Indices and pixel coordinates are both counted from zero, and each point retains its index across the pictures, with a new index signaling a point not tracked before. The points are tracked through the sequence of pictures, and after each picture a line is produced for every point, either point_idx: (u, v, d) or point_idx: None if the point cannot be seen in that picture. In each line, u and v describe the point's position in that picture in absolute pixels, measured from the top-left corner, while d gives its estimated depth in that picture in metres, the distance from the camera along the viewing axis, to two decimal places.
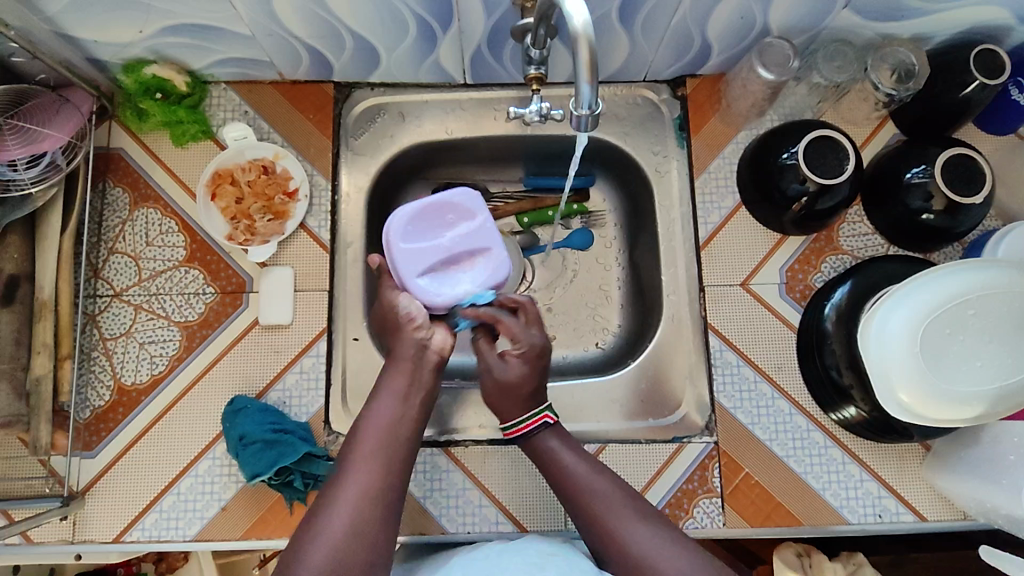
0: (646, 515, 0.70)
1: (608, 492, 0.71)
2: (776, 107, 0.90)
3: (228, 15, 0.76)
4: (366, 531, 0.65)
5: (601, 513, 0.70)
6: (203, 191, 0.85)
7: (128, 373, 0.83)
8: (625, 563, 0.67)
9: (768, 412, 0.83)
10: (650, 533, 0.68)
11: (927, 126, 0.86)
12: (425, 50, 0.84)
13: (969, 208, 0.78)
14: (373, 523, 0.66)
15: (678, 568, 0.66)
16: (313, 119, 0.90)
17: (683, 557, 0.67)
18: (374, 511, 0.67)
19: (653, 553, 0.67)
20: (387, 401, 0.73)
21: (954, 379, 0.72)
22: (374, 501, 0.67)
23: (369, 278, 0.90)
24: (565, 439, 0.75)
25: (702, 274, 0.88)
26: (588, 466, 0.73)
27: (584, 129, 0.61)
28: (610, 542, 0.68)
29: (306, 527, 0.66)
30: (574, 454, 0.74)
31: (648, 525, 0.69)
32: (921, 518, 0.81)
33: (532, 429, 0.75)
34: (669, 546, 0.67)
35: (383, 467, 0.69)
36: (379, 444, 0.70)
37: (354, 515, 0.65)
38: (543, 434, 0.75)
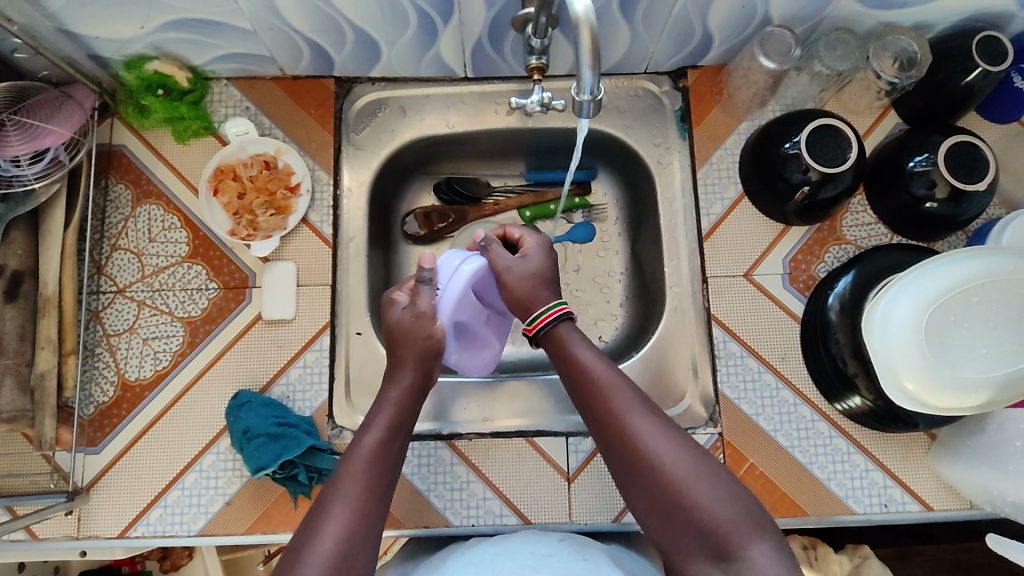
0: (665, 421, 0.63)
1: (624, 392, 0.64)
2: (778, 98, 0.90)
3: (229, 9, 0.76)
4: (361, 545, 0.58)
5: (615, 417, 0.63)
6: (205, 187, 0.85)
7: (131, 369, 0.83)
8: (642, 472, 0.60)
9: (772, 403, 0.83)
10: (670, 439, 0.61)
11: (930, 113, 0.85)
12: (426, 43, 0.84)
13: (972, 195, 0.78)
14: (368, 543, 0.59)
15: (701, 480, 0.59)
16: (314, 114, 0.91)
17: (706, 469, 0.60)
18: (370, 534, 0.59)
19: (673, 462, 0.60)
20: (381, 418, 0.68)
21: (959, 367, 0.72)
22: (368, 518, 0.60)
23: (371, 271, 0.90)
24: (579, 331, 0.70)
25: (704, 265, 0.87)
26: (603, 366, 0.66)
27: (586, 114, 0.61)
28: (626, 450, 0.61)
29: (290, 549, 0.58)
30: (584, 344, 0.68)
31: (668, 430, 0.62)
32: (928, 508, 0.80)
33: (552, 319, 0.69)
34: (691, 455, 0.60)
35: (376, 485, 0.62)
36: (371, 460, 0.64)
37: (346, 528, 0.58)
38: (561, 327, 0.70)
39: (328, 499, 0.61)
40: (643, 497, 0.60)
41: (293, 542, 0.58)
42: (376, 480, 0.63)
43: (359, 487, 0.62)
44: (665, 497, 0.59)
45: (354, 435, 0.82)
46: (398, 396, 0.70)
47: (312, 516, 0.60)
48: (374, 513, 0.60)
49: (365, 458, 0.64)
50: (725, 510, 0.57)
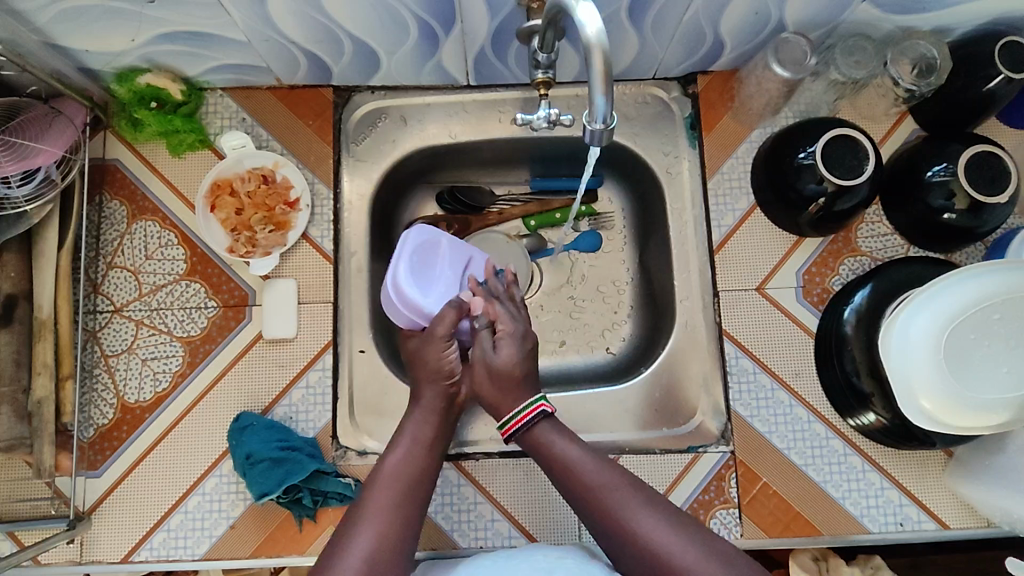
0: (654, 503, 0.68)
1: (613, 482, 0.69)
2: (791, 104, 0.87)
3: (223, 21, 0.73)
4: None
5: (608, 510, 0.67)
6: (202, 203, 0.83)
7: (131, 391, 0.81)
8: (639, 555, 0.66)
9: (786, 420, 0.81)
10: (664, 524, 0.66)
11: (949, 122, 0.83)
12: (427, 52, 0.81)
13: (992, 207, 0.76)
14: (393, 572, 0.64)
15: (698, 557, 0.64)
16: (313, 125, 0.88)
17: (701, 546, 0.65)
18: (394, 557, 0.65)
19: (669, 544, 0.65)
20: (405, 443, 0.73)
21: (979, 387, 0.70)
22: (392, 545, 0.65)
23: (374, 287, 0.88)
24: (559, 428, 0.73)
25: (716, 278, 0.85)
26: (591, 457, 0.71)
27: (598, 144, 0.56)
28: (621, 541, 0.66)
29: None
30: (568, 444, 0.71)
31: (660, 517, 0.67)
32: (943, 526, 0.79)
33: (530, 418, 0.72)
34: (684, 536, 0.66)
35: (400, 512, 0.68)
36: (394, 489, 0.69)
37: (370, 558, 0.64)
38: (542, 423, 0.73)
39: (353, 527, 0.66)
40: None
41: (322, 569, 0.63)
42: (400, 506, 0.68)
43: (380, 516, 0.67)
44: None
45: (359, 455, 0.80)
46: (421, 418, 0.75)
47: (338, 543, 0.65)
48: (397, 540, 0.66)
49: (389, 487, 0.69)
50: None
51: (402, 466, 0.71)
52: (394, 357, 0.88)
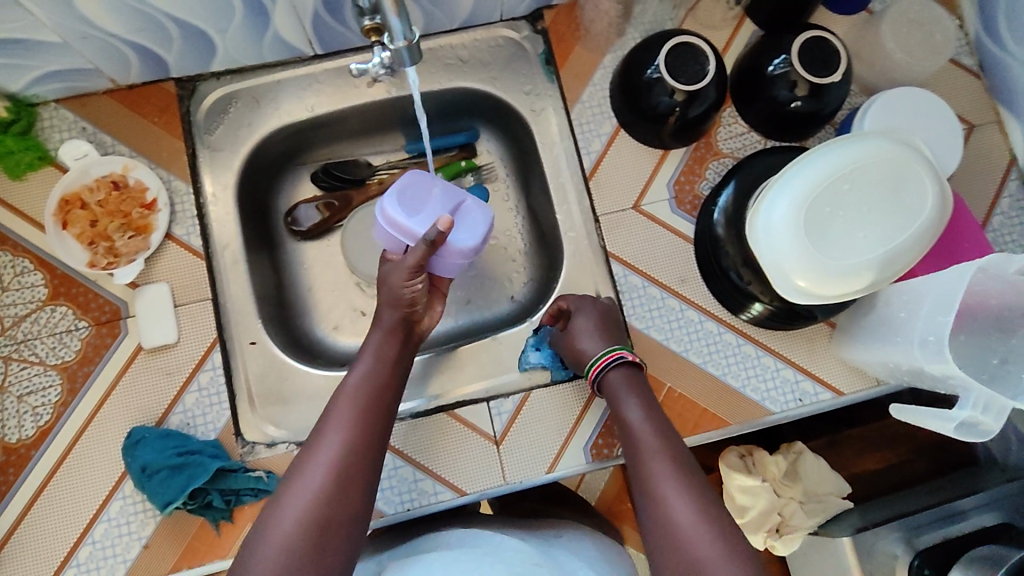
0: (698, 484, 0.64)
1: (662, 448, 0.66)
2: (636, 24, 0.88)
3: (27, 22, 0.69)
4: (339, 508, 0.60)
5: (648, 470, 0.65)
6: (52, 222, 0.79)
7: (11, 431, 0.77)
8: (659, 529, 0.62)
9: (679, 324, 0.83)
10: (699, 503, 0.62)
11: (783, 14, 0.86)
12: (259, 25, 0.78)
13: (830, 89, 0.80)
14: (357, 489, 0.62)
15: (716, 548, 0.59)
16: (159, 122, 0.84)
17: (724, 538, 0.59)
18: (354, 481, 0.62)
19: (689, 527, 0.60)
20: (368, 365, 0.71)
21: (842, 255, 0.74)
22: (354, 469, 0.62)
23: (255, 277, 0.85)
24: (636, 391, 0.72)
25: (594, 204, 0.86)
26: (652, 429, 0.68)
27: (413, 61, 0.66)
28: (650, 506, 0.63)
29: (271, 505, 0.61)
30: (642, 408, 0.70)
31: (694, 496, 0.62)
32: (838, 393, 0.82)
33: (609, 363, 0.74)
34: (715, 522, 0.60)
35: (363, 428, 0.65)
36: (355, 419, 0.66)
37: (326, 483, 0.61)
38: (617, 377, 0.74)
39: (314, 449, 0.64)
40: (662, 554, 0.61)
41: (275, 494, 0.62)
42: (363, 426, 0.65)
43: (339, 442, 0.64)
44: (678, 553, 0.59)
45: (268, 447, 0.78)
46: (381, 340, 0.74)
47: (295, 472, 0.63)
48: (357, 464, 0.63)
49: (351, 412, 0.66)
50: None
51: (363, 388, 0.69)
52: (290, 344, 0.86)
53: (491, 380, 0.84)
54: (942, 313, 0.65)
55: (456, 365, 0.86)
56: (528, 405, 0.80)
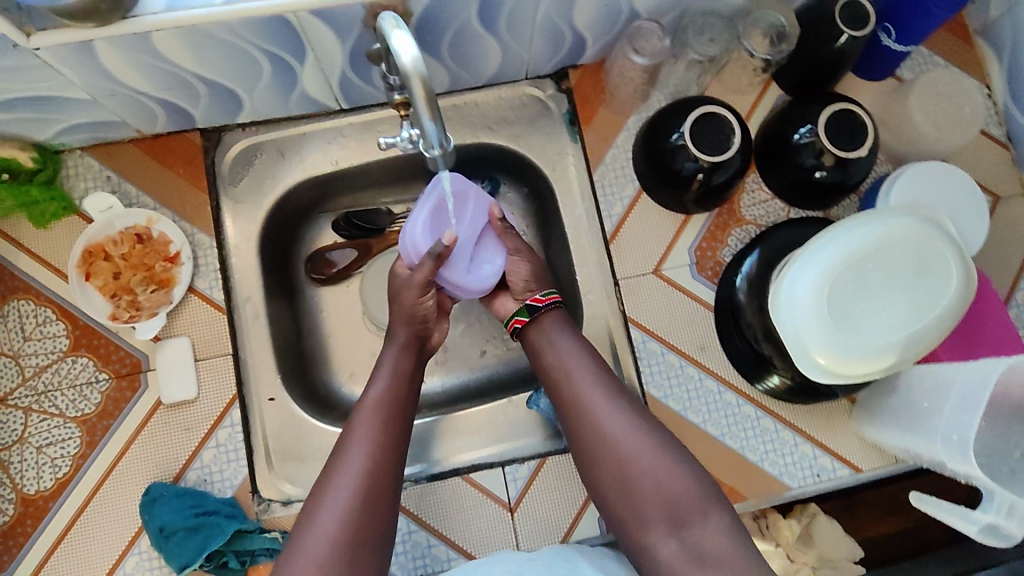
0: (618, 394, 0.73)
1: (581, 369, 0.74)
2: (661, 87, 0.88)
3: (58, 82, 0.68)
4: (374, 511, 0.66)
5: (576, 396, 0.73)
6: (75, 273, 0.79)
7: (29, 482, 0.77)
8: (602, 445, 0.71)
9: (698, 394, 0.84)
10: (623, 414, 0.71)
11: (812, 81, 0.85)
12: (287, 84, 0.78)
13: (857, 161, 0.79)
14: (387, 483, 0.68)
15: (651, 452, 0.69)
16: (184, 174, 0.84)
17: (657, 438, 0.70)
18: (383, 488, 0.68)
19: (627, 437, 0.70)
20: (383, 384, 0.75)
21: (865, 335, 0.74)
22: (383, 478, 0.68)
23: (275, 331, 0.86)
24: (562, 325, 0.78)
25: (614, 268, 0.86)
26: (575, 354, 0.75)
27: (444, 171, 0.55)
28: (585, 426, 0.72)
29: (305, 515, 0.66)
30: (564, 336, 0.77)
31: (622, 409, 0.72)
32: (856, 470, 0.82)
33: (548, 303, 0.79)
34: (640, 426, 0.71)
35: (386, 433, 0.71)
36: (377, 428, 0.71)
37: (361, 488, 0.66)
38: (541, 314, 0.79)
39: (342, 459, 0.69)
40: (596, 462, 0.71)
41: (307, 507, 0.66)
42: (384, 438, 0.70)
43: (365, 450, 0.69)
44: (614, 461, 0.70)
45: (284, 506, 0.79)
46: (397, 353, 0.78)
47: (325, 478, 0.68)
48: (384, 464, 0.69)
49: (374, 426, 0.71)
50: (663, 470, 0.68)
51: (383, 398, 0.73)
52: (309, 398, 0.87)
53: (506, 443, 0.84)
54: (966, 413, 0.66)
55: (471, 427, 0.85)
56: (543, 470, 0.81)
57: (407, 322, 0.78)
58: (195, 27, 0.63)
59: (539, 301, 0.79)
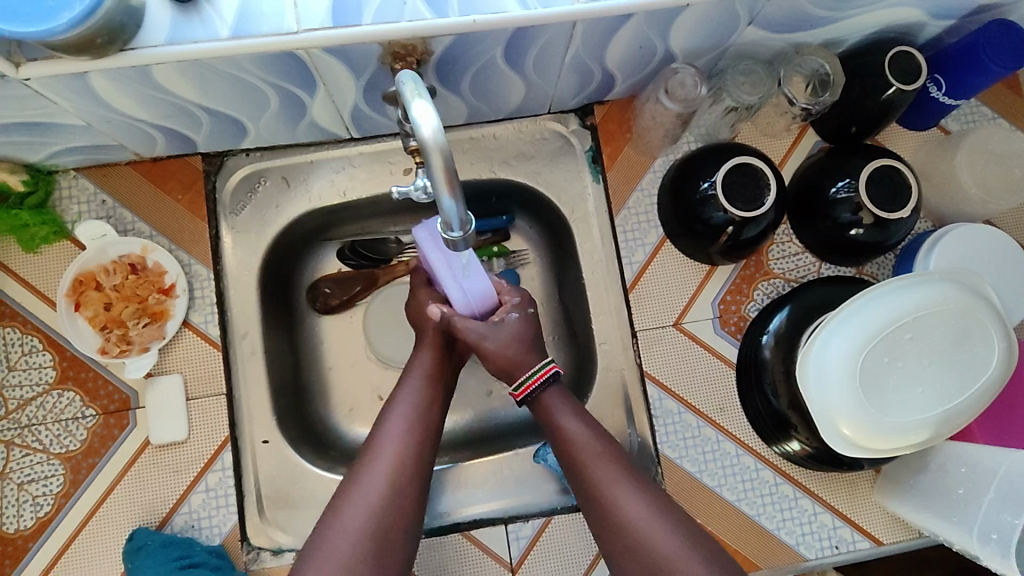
0: (646, 486, 0.65)
1: (603, 457, 0.66)
2: (691, 129, 0.83)
3: (50, 109, 0.63)
4: (397, 531, 0.62)
5: (599, 488, 0.65)
6: (64, 301, 0.75)
7: (9, 520, 0.74)
8: (622, 538, 0.62)
9: (715, 457, 0.79)
10: (652, 508, 0.63)
11: (850, 131, 0.81)
12: (297, 113, 0.73)
13: (897, 222, 0.73)
14: (405, 513, 0.63)
15: (680, 545, 0.61)
16: (182, 200, 0.79)
17: (688, 533, 0.62)
18: (406, 508, 0.63)
19: (653, 531, 0.61)
20: (410, 400, 0.70)
21: (897, 412, 0.69)
22: (407, 497, 0.64)
23: (273, 367, 0.82)
24: (569, 400, 0.71)
25: (632, 318, 0.82)
26: (591, 434, 0.68)
27: (466, 248, 0.51)
28: (604, 514, 0.64)
29: (319, 530, 0.61)
30: (578, 415, 0.70)
31: (647, 496, 0.64)
32: (877, 543, 0.79)
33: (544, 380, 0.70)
34: (671, 522, 0.62)
35: (409, 454, 0.66)
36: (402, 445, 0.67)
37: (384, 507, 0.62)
38: (549, 392, 0.71)
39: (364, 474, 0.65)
40: (625, 562, 0.62)
41: (320, 525, 0.61)
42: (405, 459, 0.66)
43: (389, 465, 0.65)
44: (644, 563, 0.61)
45: (274, 555, 0.75)
46: (422, 364, 0.73)
47: (344, 494, 0.64)
48: (409, 481, 0.65)
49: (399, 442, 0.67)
50: (698, 573, 0.59)
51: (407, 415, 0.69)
52: (306, 438, 0.83)
53: (510, 498, 0.80)
54: (1008, 512, 0.64)
55: (473, 478, 0.81)
56: (547, 531, 0.77)
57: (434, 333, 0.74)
58: (198, 61, 0.59)
59: (514, 396, 0.71)
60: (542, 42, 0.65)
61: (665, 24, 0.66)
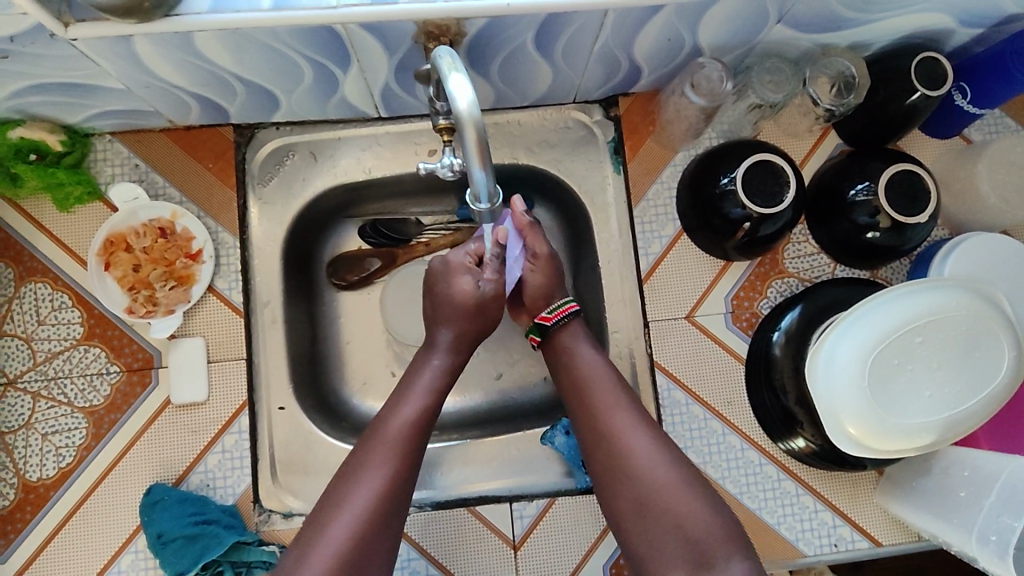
0: (649, 424, 0.69)
1: (613, 390, 0.70)
2: (713, 125, 0.84)
3: (94, 71, 0.66)
4: (395, 499, 0.65)
5: (604, 419, 0.69)
6: (95, 261, 0.77)
7: (32, 468, 0.76)
8: (623, 468, 0.66)
9: (719, 449, 0.81)
10: (653, 442, 0.67)
11: (871, 135, 0.81)
12: (329, 89, 0.75)
13: (914, 226, 0.74)
14: (386, 525, 0.64)
15: (673, 479, 0.64)
16: (213, 168, 0.82)
17: (682, 471, 0.65)
18: (388, 518, 0.64)
19: (653, 463, 0.65)
20: (418, 390, 0.72)
21: (904, 413, 0.70)
22: (402, 478, 0.66)
23: (291, 337, 0.84)
24: (584, 336, 0.75)
25: (645, 308, 0.83)
26: (602, 367, 0.72)
27: (491, 219, 0.55)
28: (608, 444, 0.67)
29: (331, 493, 0.64)
30: (589, 350, 0.74)
31: (650, 430, 0.68)
32: (876, 543, 0.79)
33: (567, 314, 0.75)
34: (668, 457, 0.66)
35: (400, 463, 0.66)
36: (407, 426, 0.68)
37: (383, 486, 0.64)
38: (571, 326, 0.75)
39: (370, 451, 0.67)
40: (617, 487, 0.66)
41: (335, 489, 0.64)
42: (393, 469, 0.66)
43: (394, 441, 0.67)
44: (636, 488, 0.65)
45: (284, 518, 0.77)
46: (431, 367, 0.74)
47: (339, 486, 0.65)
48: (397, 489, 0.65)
49: (406, 424, 0.68)
50: (687, 504, 0.63)
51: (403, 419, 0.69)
52: (320, 408, 0.85)
53: (515, 478, 0.82)
54: (1008, 515, 0.65)
55: (480, 456, 0.83)
56: (551, 511, 0.79)
57: (457, 333, 0.75)
58: (238, 31, 0.60)
59: (547, 319, 0.75)
60: (572, 30, 0.67)
61: (694, 18, 0.67)
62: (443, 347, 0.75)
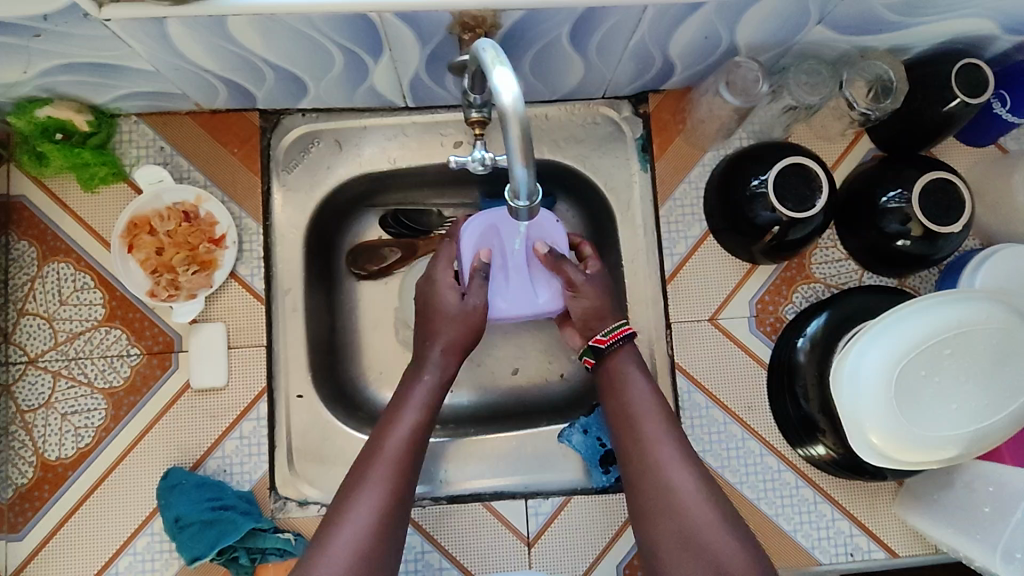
0: (692, 456, 0.67)
1: (660, 421, 0.69)
2: (745, 126, 0.83)
3: (124, 52, 0.65)
4: (400, 517, 0.64)
5: (648, 449, 0.67)
6: (118, 243, 0.77)
7: (51, 448, 0.76)
8: (661, 498, 0.65)
9: (738, 454, 0.80)
10: (697, 477, 0.65)
11: (905, 142, 0.79)
12: (358, 77, 0.74)
13: (947, 236, 0.73)
14: (387, 553, 0.62)
15: (712, 515, 0.63)
16: (238, 153, 0.81)
17: (720, 507, 0.64)
18: (386, 546, 0.62)
19: (693, 497, 0.64)
20: (411, 408, 0.70)
21: (928, 425, 0.69)
22: (396, 504, 0.64)
23: (311, 326, 0.83)
24: (638, 364, 0.73)
25: (668, 309, 0.83)
26: (651, 396, 0.70)
27: (527, 218, 0.54)
28: (649, 473, 0.66)
29: (328, 524, 0.63)
30: (640, 377, 0.72)
31: (692, 464, 0.66)
32: (893, 554, 0.79)
33: (618, 339, 0.72)
34: (708, 492, 0.65)
35: (395, 487, 0.65)
36: (404, 439, 0.68)
37: (377, 512, 0.63)
38: (623, 352, 0.73)
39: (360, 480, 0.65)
40: (650, 516, 0.65)
41: (335, 509, 0.63)
42: (390, 495, 0.64)
43: (391, 462, 0.66)
44: (672, 521, 0.64)
45: (300, 506, 0.77)
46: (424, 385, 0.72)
47: (334, 514, 0.63)
48: (392, 517, 0.63)
49: (399, 444, 0.67)
50: (722, 544, 0.62)
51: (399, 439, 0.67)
52: (337, 397, 0.85)
53: (531, 475, 0.82)
54: None
55: (497, 451, 0.83)
56: (567, 509, 0.79)
57: (446, 345, 0.73)
58: (271, 15, 0.60)
59: (601, 342, 0.73)
60: (609, 25, 0.66)
61: (734, 16, 0.66)
62: (435, 363, 0.73)
